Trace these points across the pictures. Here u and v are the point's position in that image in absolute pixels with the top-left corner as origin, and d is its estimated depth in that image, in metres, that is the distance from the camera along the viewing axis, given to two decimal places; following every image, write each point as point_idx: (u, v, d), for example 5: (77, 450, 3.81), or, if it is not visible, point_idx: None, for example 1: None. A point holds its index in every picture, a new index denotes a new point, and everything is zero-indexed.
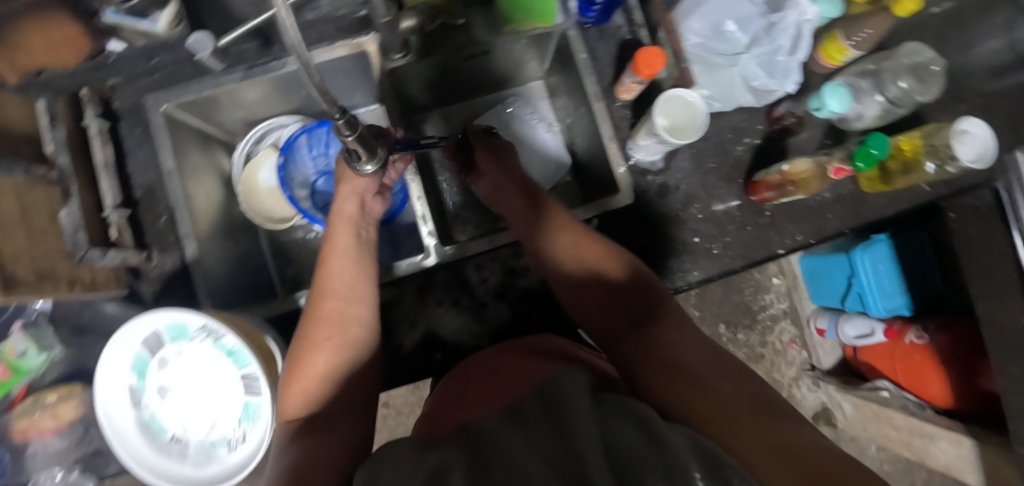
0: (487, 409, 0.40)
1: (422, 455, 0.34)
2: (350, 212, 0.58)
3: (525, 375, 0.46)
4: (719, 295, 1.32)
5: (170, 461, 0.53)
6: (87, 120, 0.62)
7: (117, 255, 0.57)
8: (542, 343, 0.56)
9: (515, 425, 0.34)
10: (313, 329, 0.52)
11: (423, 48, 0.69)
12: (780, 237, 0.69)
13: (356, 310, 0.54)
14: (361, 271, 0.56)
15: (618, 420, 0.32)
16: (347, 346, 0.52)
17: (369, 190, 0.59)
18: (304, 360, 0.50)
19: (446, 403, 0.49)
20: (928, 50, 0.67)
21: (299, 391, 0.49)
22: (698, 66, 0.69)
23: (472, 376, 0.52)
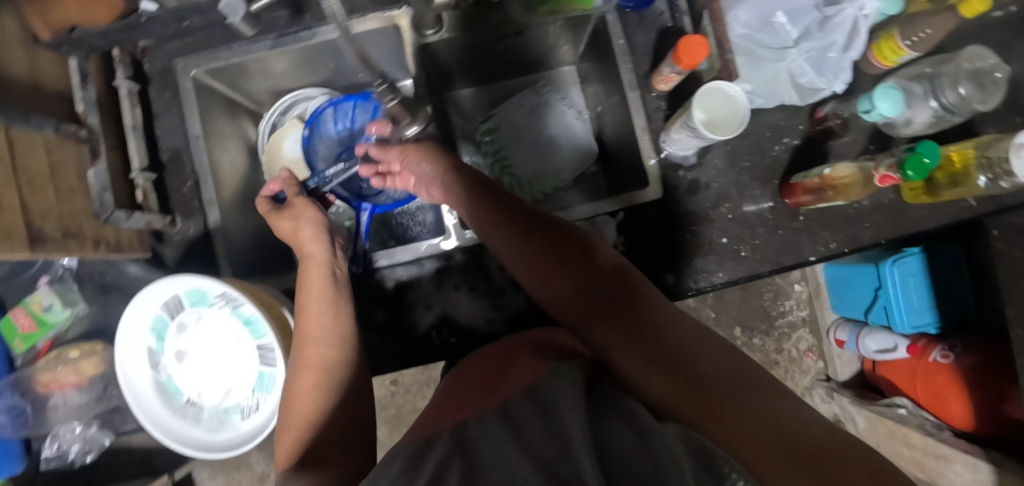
0: (478, 412, 0.39)
1: (413, 467, 0.32)
2: (318, 254, 0.56)
3: (512, 376, 0.43)
4: (737, 297, 1.29)
5: (184, 424, 0.54)
6: (118, 82, 0.62)
7: (143, 219, 0.57)
8: (531, 339, 0.52)
9: (508, 432, 0.32)
10: (297, 378, 0.50)
11: (457, 26, 0.68)
12: (813, 243, 0.67)
13: (339, 350, 0.51)
14: (340, 309, 0.54)
15: (612, 423, 0.30)
16: (333, 384, 0.50)
17: (322, 222, 0.58)
18: (292, 408, 0.48)
19: (444, 400, 0.48)
20: (992, 55, 0.63)
21: (290, 441, 0.47)
22: (742, 57, 0.64)
23: (468, 377, 0.50)
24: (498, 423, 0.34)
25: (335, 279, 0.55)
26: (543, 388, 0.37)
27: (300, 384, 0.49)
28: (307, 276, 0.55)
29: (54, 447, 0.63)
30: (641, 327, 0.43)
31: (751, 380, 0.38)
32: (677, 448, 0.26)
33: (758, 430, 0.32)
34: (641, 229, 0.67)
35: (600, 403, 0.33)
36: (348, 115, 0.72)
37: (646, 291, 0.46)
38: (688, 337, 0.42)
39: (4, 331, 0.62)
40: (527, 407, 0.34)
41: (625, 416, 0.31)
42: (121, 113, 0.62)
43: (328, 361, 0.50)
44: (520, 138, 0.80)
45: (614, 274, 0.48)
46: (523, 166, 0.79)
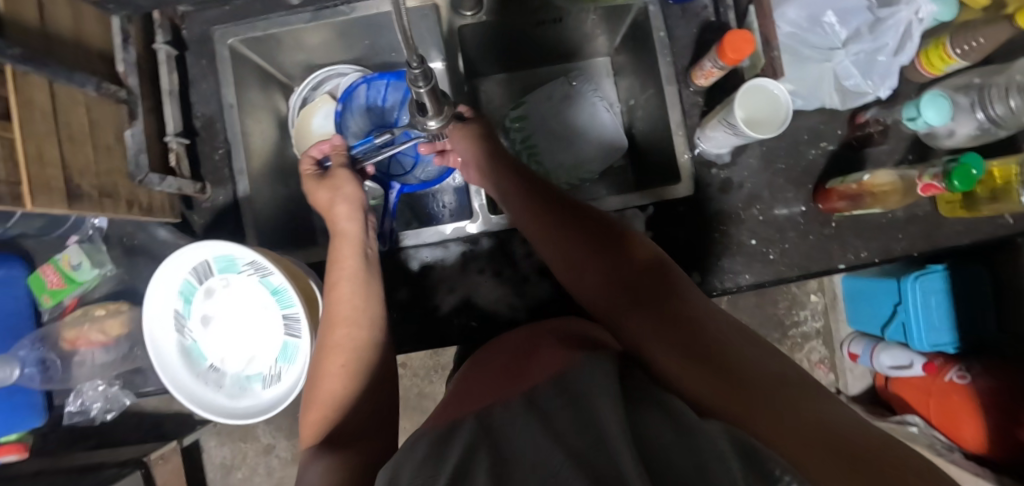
0: (506, 396, 0.38)
1: (441, 444, 0.32)
2: (352, 232, 0.56)
3: (541, 361, 0.43)
4: (751, 304, 1.28)
5: (206, 389, 0.54)
6: (157, 45, 0.62)
7: (175, 183, 0.57)
8: (558, 328, 0.52)
9: (540, 418, 0.31)
10: (324, 357, 0.49)
11: (496, 9, 0.68)
12: (843, 251, 0.66)
13: (368, 332, 0.51)
14: (369, 289, 0.53)
15: (648, 412, 0.29)
16: (361, 366, 0.49)
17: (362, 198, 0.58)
18: (318, 387, 0.48)
19: (469, 382, 0.48)
20: None
21: (317, 418, 0.47)
22: (788, 56, 0.63)
23: (492, 363, 0.50)
24: (528, 404, 0.34)
25: (366, 259, 0.55)
26: (574, 374, 0.36)
27: (330, 364, 0.49)
28: (340, 253, 0.55)
29: (75, 404, 0.65)
30: (673, 317, 0.43)
31: (787, 376, 0.37)
32: (716, 437, 0.26)
33: (794, 422, 0.32)
34: (670, 225, 0.66)
35: (632, 389, 0.33)
36: (380, 92, 0.72)
37: (679, 284, 0.46)
38: (722, 332, 0.41)
39: (34, 286, 0.64)
40: (558, 388, 0.35)
41: (659, 404, 0.31)
42: (159, 77, 0.62)
43: (356, 342, 0.50)
44: (549, 127, 0.79)
45: (648, 265, 0.48)
46: (551, 156, 0.78)
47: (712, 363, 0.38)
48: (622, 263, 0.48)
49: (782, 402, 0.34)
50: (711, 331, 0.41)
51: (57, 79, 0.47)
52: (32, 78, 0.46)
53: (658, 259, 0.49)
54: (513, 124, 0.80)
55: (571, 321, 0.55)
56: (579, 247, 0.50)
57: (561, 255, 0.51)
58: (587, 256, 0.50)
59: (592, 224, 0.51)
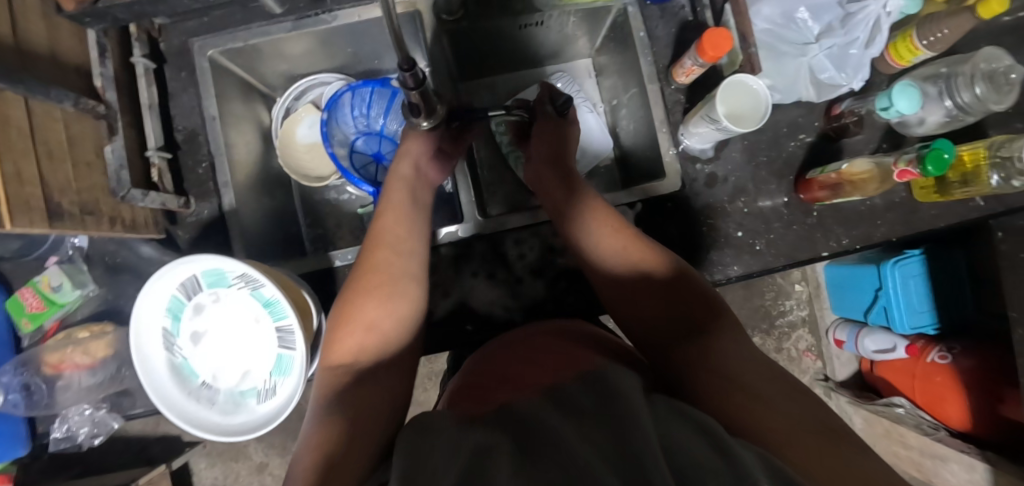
0: (531, 389, 0.39)
1: (461, 430, 0.33)
2: (406, 175, 0.58)
3: (565, 355, 0.45)
4: (739, 296, 1.30)
5: (198, 407, 0.53)
6: (134, 59, 0.60)
7: (159, 198, 0.56)
8: (575, 327, 0.54)
9: (567, 418, 0.32)
10: (365, 276, 0.51)
11: (478, 12, 0.68)
12: (826, 239, 0.68)
13: (411, 264, 0.53)
14: (415, 224, 0.56)
15: (678, 427, 0.30)
16: (398, 294, 0.50)
17: (424, 152, 0.59)
18: (353, 307, 0.49)
19: (478, 375, 0.49)
20: (1006, 57, 0.62)
21: (348, 338, 0.48)
22: (765, 52, 0.65)
23: (504, 354, 0.50)
24: (552, 398, 0.36)
25: (416, 204, 0.57)
26: (603, 377, 0.37)
27: (370, 280, 0.51)
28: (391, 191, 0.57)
29: (61, 430, 0.64)
30: (708, 340, 0.45)
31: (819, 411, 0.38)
32: (749, 458, 0.27)
33: (820, 450, 0.33)
34: (658, 220, 0.67)
35: (660, 402, 0.34)
36: (365, 100, 0.71)
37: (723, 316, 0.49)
38: (754, 357, 0.43)
39: (11, 310, 0.61)
40: (589, 386, 0.36)
41: (685, 414, 0.32)
42: (137, 90, 0.61)
43: (395, 268, 0.52)
44: None
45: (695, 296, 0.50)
46: None
47: (744, 381, 0.39)
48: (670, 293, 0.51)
49: (810, 428, 0.35)
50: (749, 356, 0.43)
51: (34, 95, 0.46)
52: (8, 95, 0.44)
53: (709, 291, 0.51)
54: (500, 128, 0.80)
55: (571, 323, 0.56)
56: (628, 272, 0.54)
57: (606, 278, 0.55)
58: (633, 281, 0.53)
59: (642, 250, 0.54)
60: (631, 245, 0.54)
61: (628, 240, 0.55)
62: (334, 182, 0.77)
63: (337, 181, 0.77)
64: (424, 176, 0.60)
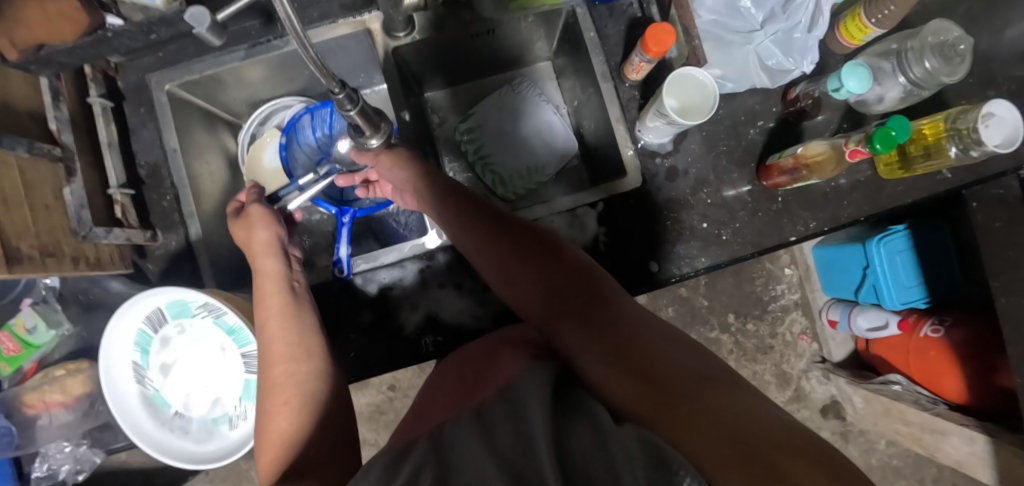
0: (456, 411, 0.39)
1: (383, 463, 0.33)
2: (272, 269, 0.56)
3: (491, 368, 0.44)
4: (729, 284, 1.30)
5: (172, 436, 0.53)
6: (91, 99, 0.62)
7: (122, 234, 0.57)
8: (506, 335, 0.53)
9: (478, 429, 0.32)
10: (270, 394, 0.48)
11: (429, 26, 0.69)
12: (793, 224, 0.68)
13: (307, 361, 0.50)
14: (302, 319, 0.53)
15: (577, 420, 0.30)
16: (309, 395, 0.49)
17: (280, 237, 0.58)
18: (266, 426, 0.47)
19: (420, 404, 0.48)
20: (956, 28, 0.61)
21: (270, 451, 0.45)
22: (711, 43, 0.65)
23: (445, 381, 0.50)
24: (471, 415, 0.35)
25: (294, 291, 0.55)
26: (513, 384, 0.36)
27: (273, 401, 0.48)
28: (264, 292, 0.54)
29: (42, 468, 0.64)
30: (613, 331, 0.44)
31: (713, 374, 0.40)
32: (627, 440, 0.27)
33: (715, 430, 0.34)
34: (622, 218, 0.67)
35: (565, 399, 0.34)
36: (326, 120, 0.72)
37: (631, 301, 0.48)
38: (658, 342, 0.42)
39: None
40: (498, 395, 0.36)
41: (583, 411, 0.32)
42: (97, 130, 0.62)
43: (297, 374, 0.49)
44: (501, 138, 0.80)
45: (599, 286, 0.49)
46: (502, 163, 0.79)
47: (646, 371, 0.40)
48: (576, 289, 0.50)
49: (706, 411, 0.36)
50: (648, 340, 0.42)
51: None
52: None
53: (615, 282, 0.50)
54: (466, 137, 0.80)
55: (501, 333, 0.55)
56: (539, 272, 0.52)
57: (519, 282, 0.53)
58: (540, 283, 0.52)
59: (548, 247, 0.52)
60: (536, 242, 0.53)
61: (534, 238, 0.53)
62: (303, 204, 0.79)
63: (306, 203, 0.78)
64: (292, 263, 0.58)
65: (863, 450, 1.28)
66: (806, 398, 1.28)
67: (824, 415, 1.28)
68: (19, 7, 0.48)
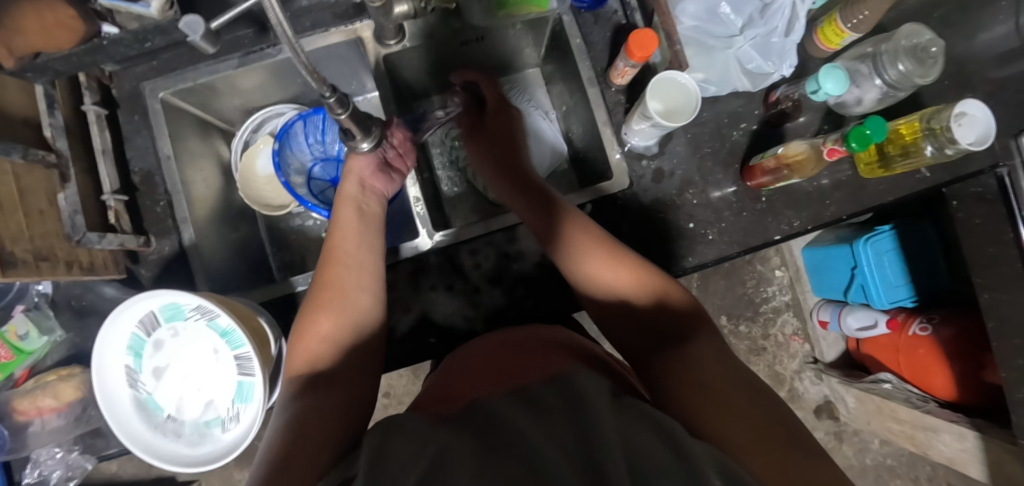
0: (505, 399, 0.41)
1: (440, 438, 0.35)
2: (352, 193, 0.62)
3: (546, 359, 0.49)
4: (721, 287, 1.31)
5: (164, 440, 0.54)
6: (86, 107, 0.62)
7: (115, 239, 0.58)
8: (552, 332, 0.57)
9: (547, 433, 0.34)
10: (321, 293, 0.55)
11: (420, 34, 0.70)
12: (777, 223, 0.69)
13: (367, 273, 0.57)
14: (365, 237, 0.59)
15: (653, 438, 0.32)
16: (348, 310, 0.54)
17: (365, 168, 0.62)
18: (309, 324, 0.54)
19: (451, 382, 0.51)
20: (927, 31, 0.63)
21: (304, 352, 0.52)
22: (693, 48, 0.67)
23: (475, 361, 0.52)
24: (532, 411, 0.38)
25: (361, 214, 0.61)
26: (584, 393, 0.38)
27: (323, 302, 0.55)
28: (340, 211, 0.61)
29: (33, 474, 0.66)
30: (686, 355, 0.46)
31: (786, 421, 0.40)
32: (699, 453, 0.30)
33: (776, 463, 0.35)
34: (611, 219, 0.68)
35: (633, 413, 0.36)
36: (318, 127, 0.73)
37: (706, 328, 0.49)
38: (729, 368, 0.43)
39: None
40: (569, 403, 0.38)
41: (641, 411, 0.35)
42: (91, 137, 0.63)
43: (348, 283, 0.56)
44: None
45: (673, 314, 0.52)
46: None
47: (714, 390, 0.41)
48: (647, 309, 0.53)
49: (768, 441, 0.36)
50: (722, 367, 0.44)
51: None
52: None
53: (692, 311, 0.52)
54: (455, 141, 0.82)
55: (550, 328, 0.59)
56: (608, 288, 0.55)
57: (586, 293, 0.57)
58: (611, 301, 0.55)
59: (618, 270, 0.55)
60: (607, 259, 0.55)
61: (605, 259, 0.55)
62: (296, 209, 0.80)
63: (299, 208, 0.80)
64: (371, 191, 0.63)
65: (858, 450, 1.29)
66: (800, 399, 1.29)
67: (818, 415, 1.29)
68: (16, 15, 0.49)
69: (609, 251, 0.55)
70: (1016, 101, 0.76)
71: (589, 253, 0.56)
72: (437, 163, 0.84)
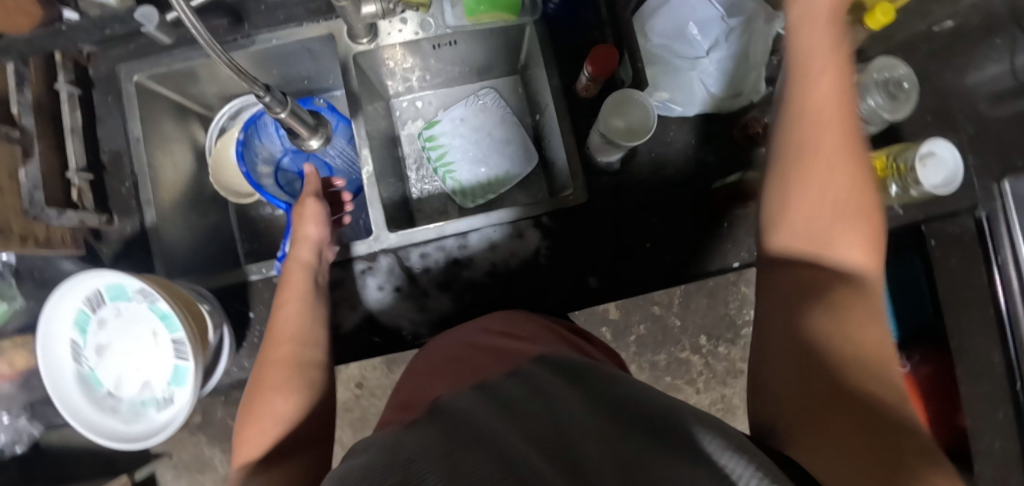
0: (467, 394, 0.40)
1: (395, 443, 0.31)
2: (305, 259, 0.60)
3: (512, 354, 0.49)
4: (703, 305, 1.22)
5: (100, 414, 0.56)
6: (58, 85, 0.64)
7: (75, 217, 0.60)
8: (517, 320, 0.58)
9: (508, 422, 0.31)
10: (266, 372, 0.52)
11: (391, 39, 0.70)
12: (737, 250, 0.67)
13: (310, 350, 0.55)
14: (314, 311, 0.58)
15: (631, 428, 0.29)
16: (299, 380, 0.52)
17: (322, 237, 0.61)
18: (261, 402, 0.50)
19: (417, 389, 0.51)
20: (902, 65, 0.63)
21: (256, 431, 0.47)
22: (657, 67, 0.68)
23: (441, 369, 0.52)
24: (504, 409, 0.34)
25: (316, 286, 0.59)
26: (548, 395, 0.35)
27: (273, 375, 0.52)
28: (290, 280, 0.59)
29: None
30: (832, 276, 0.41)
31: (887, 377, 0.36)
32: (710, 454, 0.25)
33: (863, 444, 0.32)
34: (566, 232, 0.67)
35: (606, 402, 0.33)
36: None
37: (868, 289, 0.41)
38: (878, 358, 0.37)
39: None
40: (538, 398, 0.35)
41: (619, 403, 0.32)
42: (61, 115, 0.64)
43: (299, 357, 0.54)
44: (464, 147, 0.82)
45: (850, 238, 0.42)
46: (469, 171, 0.81)
47: (834, 361, 0.37)
48: (825, 214, 0.42)
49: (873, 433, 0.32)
50: (860, 345, 0.37)
51: None
52: None
53: (867, 259, 0.42)
54: (426, 144, 0.83)
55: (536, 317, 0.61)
56: (808, 172, 0.43)
57: (771, 149, 0.47)
58: (792, 173, 0.44)
59: (846, 151, 0.42)
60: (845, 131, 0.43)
61: (834, 135, 0.43)
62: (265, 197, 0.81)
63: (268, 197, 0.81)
64: (324, 260, 0.63)
65: None
66: None
67: None
68: None
69: (853, 147, 0.43)
70: (1003, 143, 0.73)
71: (824, 118, 0.43)
72: (409, 166, 0.85)
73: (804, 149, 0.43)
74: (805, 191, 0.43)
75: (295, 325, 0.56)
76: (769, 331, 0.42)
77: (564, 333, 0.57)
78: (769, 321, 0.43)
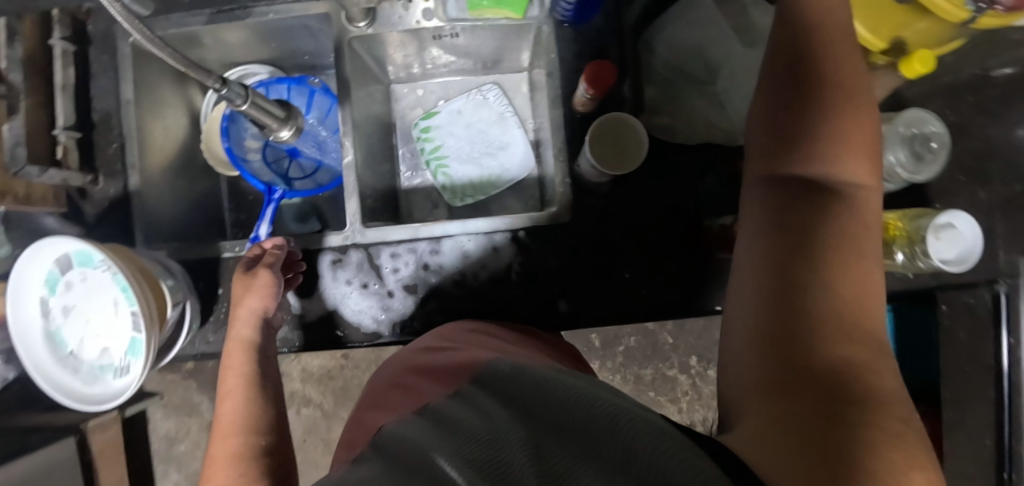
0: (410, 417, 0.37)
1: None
2: (246, 338, 0.59)
3: (454, 369, 0.48)
4: (699, 326, 1.16)
5: (61, 372, 0.58)
6: (52, 41, 0.64)
7: (58, 175, 0.62)
8: (456, 331, 0.56)
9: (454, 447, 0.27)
10: (210, 466, 0.51)
11: (392, 25, 0.66)
12: (720, 294, 0.63)
13: (256, 437, 0.54)
14: (255, 395, 0.57)
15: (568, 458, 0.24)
16: (247, 465, 0.50)
17: (265, 306, 0.59)
18: None
19: (370, 426, 0.49)
20: (934, 120, 0.57)
21: None
22: (660, 90, 0.65)
23: (396, 401, 0.50)
24: (445, 427, 0.31)
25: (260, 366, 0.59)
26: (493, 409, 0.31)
27: (217, 471, 0.50)
28: (232, 363, 0.58)
29: None
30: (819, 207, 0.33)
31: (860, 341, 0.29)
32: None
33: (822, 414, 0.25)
34: (542, 250, 0.65)
35: (548, 418, 0.28)
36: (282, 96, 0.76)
37: (866, 212, 0.33)
38: (857, 311, 0.30)
39: None
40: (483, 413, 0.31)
41: (570, 425, 0.27)
42: (53, 71, 0.65)
43: (241, 446, 0.52)
44: (462, 145, 0.80)
45: (850, 155, 0.34)
46: (464, 170, 0.79)
47: (804, 315, 0.30)
48: (824, 127, 0.35)
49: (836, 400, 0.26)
50: (834, 295, 0.30)
51: None
52: None
53: (861, 178, 0.34)
54: (421, 135, 0.81)
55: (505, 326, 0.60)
56: (803, 84, 0.35)
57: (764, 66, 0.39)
58: (785, 80, 0.36)
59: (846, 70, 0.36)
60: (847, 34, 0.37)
61: (835, 44, 0.36)
62: None
63: None
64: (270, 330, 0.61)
65: None
66: None
67: None
68: None
69: (851, 67, 0.36)
70: None
71: (828, 25, 0.37)
72: (402, 154, 0.82)
73: (800, 54, 0.36)
74: (803, 98, 0.35)
75: (240, 419, 0.55)
76: (740, 273, 0.35)
77: (521, 338, 0.55)
78: (741, 265, 0.35)
